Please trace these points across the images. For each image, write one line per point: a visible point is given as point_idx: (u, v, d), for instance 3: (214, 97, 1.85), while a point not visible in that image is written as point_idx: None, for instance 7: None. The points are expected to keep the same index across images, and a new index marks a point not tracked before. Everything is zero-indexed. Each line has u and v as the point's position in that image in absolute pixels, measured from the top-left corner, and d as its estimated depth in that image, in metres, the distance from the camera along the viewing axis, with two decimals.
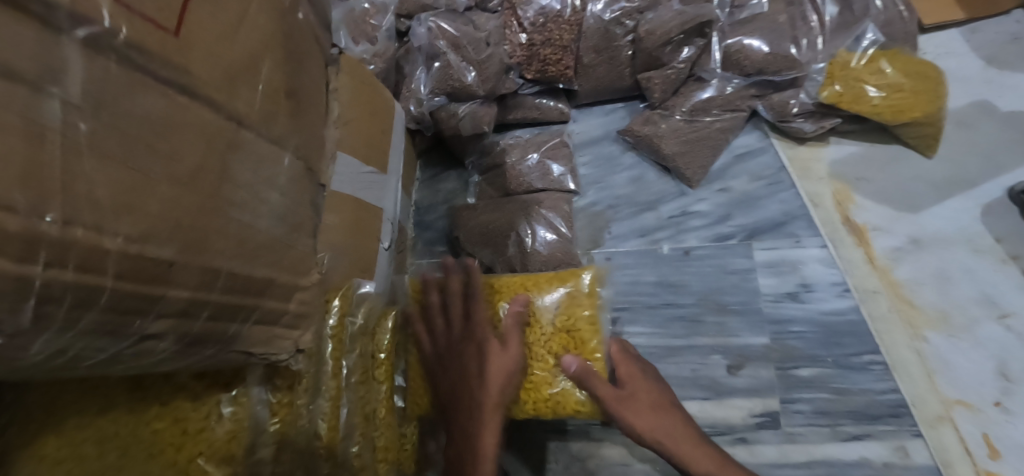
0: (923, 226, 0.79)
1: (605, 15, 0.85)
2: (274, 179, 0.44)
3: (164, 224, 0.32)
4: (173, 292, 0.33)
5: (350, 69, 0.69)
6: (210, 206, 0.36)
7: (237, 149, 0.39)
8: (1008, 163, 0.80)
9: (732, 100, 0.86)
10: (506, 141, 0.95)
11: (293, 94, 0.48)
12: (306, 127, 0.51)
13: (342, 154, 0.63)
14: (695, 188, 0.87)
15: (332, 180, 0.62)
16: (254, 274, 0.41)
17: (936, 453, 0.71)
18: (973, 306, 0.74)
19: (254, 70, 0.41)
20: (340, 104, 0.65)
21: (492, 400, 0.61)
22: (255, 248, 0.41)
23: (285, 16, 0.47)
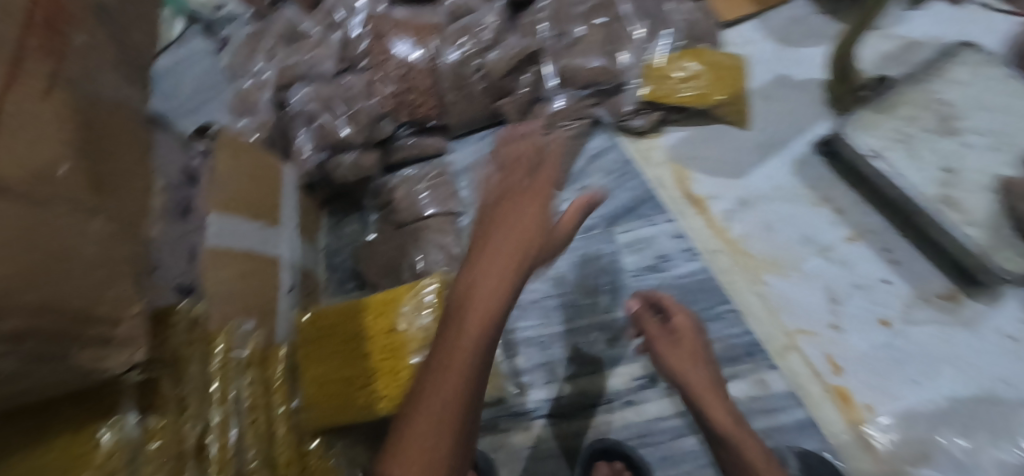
0: (749, 188, 0.92)
1: (453, 58, 1.00)
2: (93, 206, 0.40)
3: (35, 258, 0.33)
4: (50, 321, 0.35)
5: (229, 144, 0.81)
6: (36, 242, 0.33)
7: (62, 180, 0.36)
8: (808, 123, 0.95)
9: (576, 111, 0.98)
10: (394, 180, 1.05)
11: (96, 114, 0.42)
12: (124, 154, 0.47)
13: (215, 212, 0.73)
14: (560, 190, 1.00)
15: (207, 235, 0.70)
16: (64, 305, 0.36)
17: (790, 379, 0.81)
18: (800, 247, 0.87)
19: (69, 96, 0.38)
20: (217, 170, 0.76)
21: (524, 229, 0.55)
22: (76, 279, 0.37)
23: (121, 59, 0.47)
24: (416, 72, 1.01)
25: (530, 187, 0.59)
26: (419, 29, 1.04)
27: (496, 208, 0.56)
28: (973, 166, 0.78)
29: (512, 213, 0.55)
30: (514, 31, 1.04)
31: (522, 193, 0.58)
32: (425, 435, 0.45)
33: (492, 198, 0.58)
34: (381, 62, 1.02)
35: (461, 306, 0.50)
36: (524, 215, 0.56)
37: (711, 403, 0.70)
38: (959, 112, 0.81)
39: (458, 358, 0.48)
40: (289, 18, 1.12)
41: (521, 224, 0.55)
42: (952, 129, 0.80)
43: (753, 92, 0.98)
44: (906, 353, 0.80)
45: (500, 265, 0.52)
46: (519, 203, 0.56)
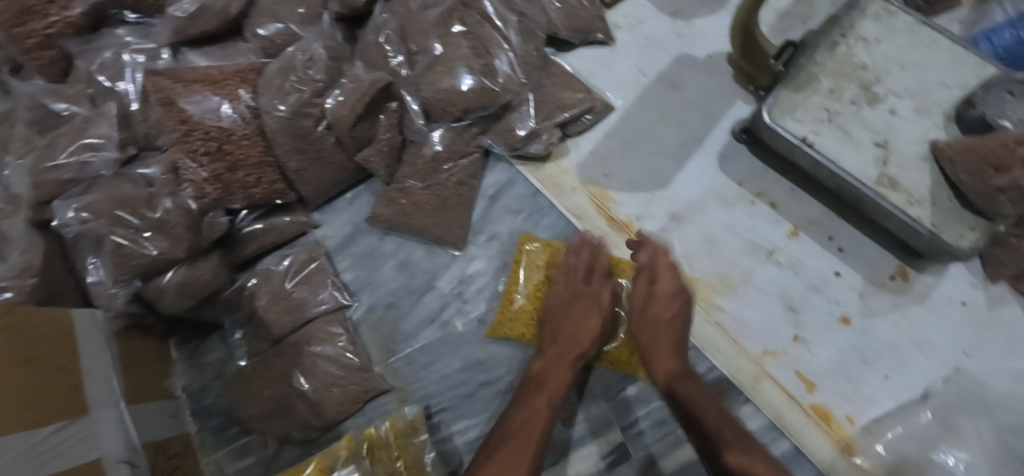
0: (677, 200, 0.80)
1: (281, 112, 0.73)
2: None
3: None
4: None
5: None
6: None
7: None
8: (720, 108, 0.82)
9: (459, 146, 0.79)
10: (253, 280, 0.81)
11: None
12: None
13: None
14: (465, 248, 0.81)
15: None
16: None
17: (770, 412, 0.71)
18: (745, 257, 0.77)
19: None
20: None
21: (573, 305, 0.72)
22: None
23: None
24: (235, 142, 0.73)
25: (584, 274, 0.74)
26: (221, 78, 0.75)
27: (561, 313, 0.72)
28: (905, 135, 0.69)
29: (589, 293, 0.73)
30: (357, 60, 0.80)
31: (576, 279, 0.74)
32: (512, 455, 0.58)
33: (562, 303, 0.73)
34: (181, 134, 0.72)
35: (533, 387, 0.66)
36: (593, 286, 0.73)
37: (693, 393, 0.64)
38: (878, 74, 0.72)
39: (534, 420, 0.62)
40: (21, 94, 0.77)
41: (574, 334, 0.70)
42: (876, 96, 0.71)
43: (655, 83, 0.85)
44: (874, 350, 0.73)
45: (590, 329, 0.70)
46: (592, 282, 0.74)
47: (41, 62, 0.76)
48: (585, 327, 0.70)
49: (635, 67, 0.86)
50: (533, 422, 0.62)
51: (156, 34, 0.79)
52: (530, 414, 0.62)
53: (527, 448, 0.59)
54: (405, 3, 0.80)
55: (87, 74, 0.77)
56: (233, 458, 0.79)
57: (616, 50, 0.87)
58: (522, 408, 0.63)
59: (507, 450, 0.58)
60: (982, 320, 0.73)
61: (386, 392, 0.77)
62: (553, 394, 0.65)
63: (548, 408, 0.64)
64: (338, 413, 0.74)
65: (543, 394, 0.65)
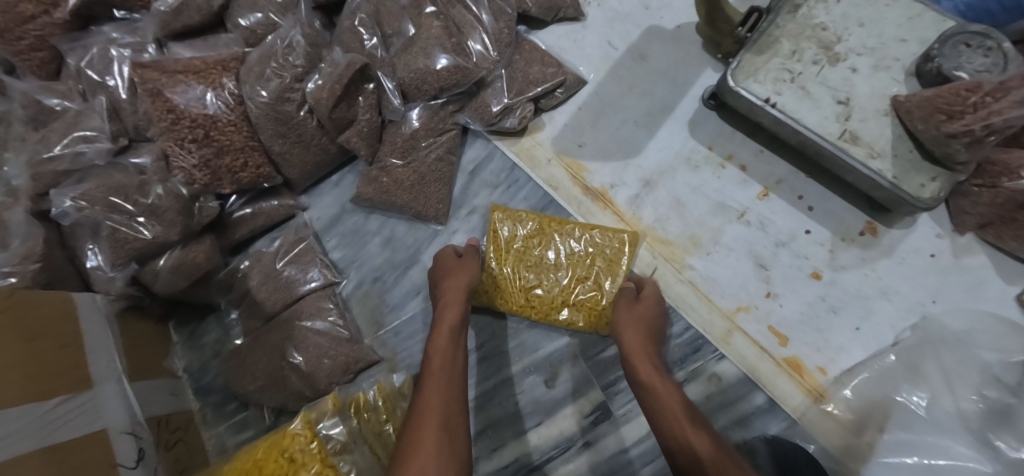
0: (648, 166, 0.82)
1: (263, 97, 0.76)
2: None
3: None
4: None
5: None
6: None
7: None
8: (688, 76, 0.85)
9: (436, 124, 0.83)
10: (245, 262, 0.85)
11: None
12: None
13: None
14: (446, 223, 0.84)
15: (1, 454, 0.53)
16: None
17: (740, 364, 0.75)
18: (715, 218, 0.79)
19: None
20: None
21: (457, 278, 0.74)
22: None
23: None
24: (221, 128, 0.77)
25: (460, 264, 0.76)
26: (205, 68, 0.77)
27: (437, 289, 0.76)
28: (865, 91, 0.72)
29: (461, 277, 0.75)
30: (334, 45, 0.83)
31: (452, 268, 0.76)
32: (437, 437, 0.54)
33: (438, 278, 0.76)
34: (169, 123, 0.75)
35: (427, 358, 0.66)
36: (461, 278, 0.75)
37: (644, 369, 0.66)
38: (838, 34, 0.74)
39: (445, 382, 0.62)
40: (15, 93, 0.80)
41: (453, 302, 0.72)
42: (835, 55, 0.73)
43: (626, 55, 0.87)
44: (841, 301, 0.75)
45: (453, 310, 0.70)
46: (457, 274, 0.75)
47: (33, 62, 0.80)
48: (462, 306, 0.71)
49: (605, 40, 0.88)
50: (449, 407, 0.58)
51: (141, 28, 0.82)
52: (431, 378, 0.62)
53: (447, 427, 0.56)
54: None
55: (77, 70, 0.80)
56: (234, 431, 0.83)
57: (586, 25, 0.89)
58: (437, 393, 0.59)
59: (421, 415, 0.57)
60: (951, 272, 0.75)
61: (375, 362, 0.80)
62: (449, 357, 0.65)
63: (450, 368, 0.64)
64: (330, 385, 0.77)
65: (440, 374, 0.62)
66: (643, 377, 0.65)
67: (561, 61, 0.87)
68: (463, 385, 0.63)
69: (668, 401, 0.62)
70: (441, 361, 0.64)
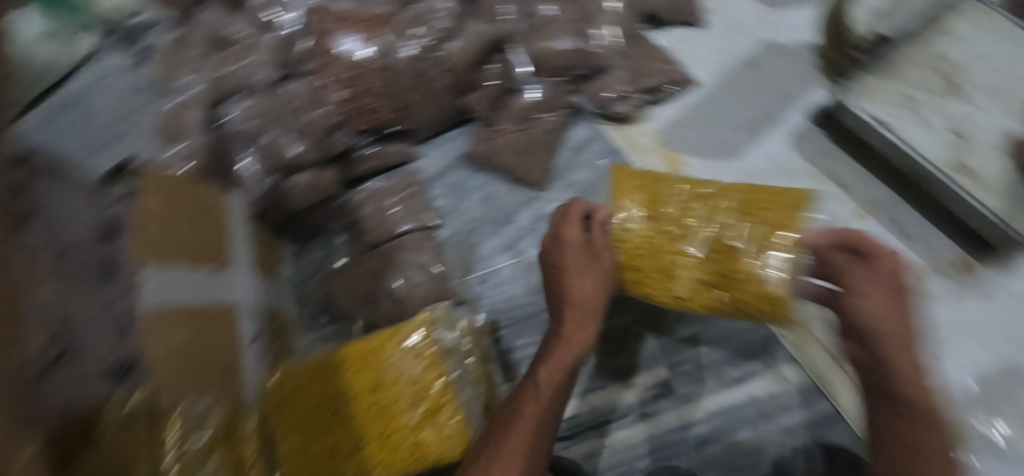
0: (747, 169, 0.86)
1: (410, 53, 0.87)
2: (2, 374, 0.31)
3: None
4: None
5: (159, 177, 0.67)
6: None
7: None
8: (799, 92, 0.88)
9: (552, 99, 0.91)
10: (360, 195, 0.93)
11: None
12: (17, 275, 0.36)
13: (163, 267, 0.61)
14: (544, 190, 0.91)
15: (168, 297, 0.61)
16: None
17: (811, 370, 0.77)
18: None
19: None
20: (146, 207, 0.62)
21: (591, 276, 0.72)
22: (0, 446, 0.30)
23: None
24: (368, 72, 0.87)
25: (587, 261, 0.73)
26: (367, 21, 0.90)
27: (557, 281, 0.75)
28: (983, 126, 0.79)
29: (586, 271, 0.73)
30: (475, 17, 0.93)
31: (578, 266, 0.73)
32: (522, 445, 0.59)
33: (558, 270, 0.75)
34: (327, 61, 0.87)
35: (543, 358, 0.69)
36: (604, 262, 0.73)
37: (905, 359, 0.59)
38: (962, 71, 0.81)
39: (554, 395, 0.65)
40: (205, 20, 0.95)
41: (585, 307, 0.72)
42: (956, 89, 0.81)
43: (740, 65, 0.92)
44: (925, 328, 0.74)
45: (586, 330, 0.70)
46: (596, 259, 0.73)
47: None
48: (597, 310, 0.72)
49: (720, 48, 0.94)
50: (541, 421, 0.62)
51: None
52: (542, 386, 0.65)
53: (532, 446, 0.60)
54: None
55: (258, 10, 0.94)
56: (324, 341, 0.92)
57: (705, 31, 0.95)
58: (535, 401, 0.63)
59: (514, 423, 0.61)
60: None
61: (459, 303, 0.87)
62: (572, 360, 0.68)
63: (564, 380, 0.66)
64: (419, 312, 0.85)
65: (547, 391, 0.64)
66: (893, 360, 0.59)
67: (676, 61, 0.93)
68: (563, 397, 0.66)
69: (895, 429, 0.57)
70: (563, 364, 0.67)
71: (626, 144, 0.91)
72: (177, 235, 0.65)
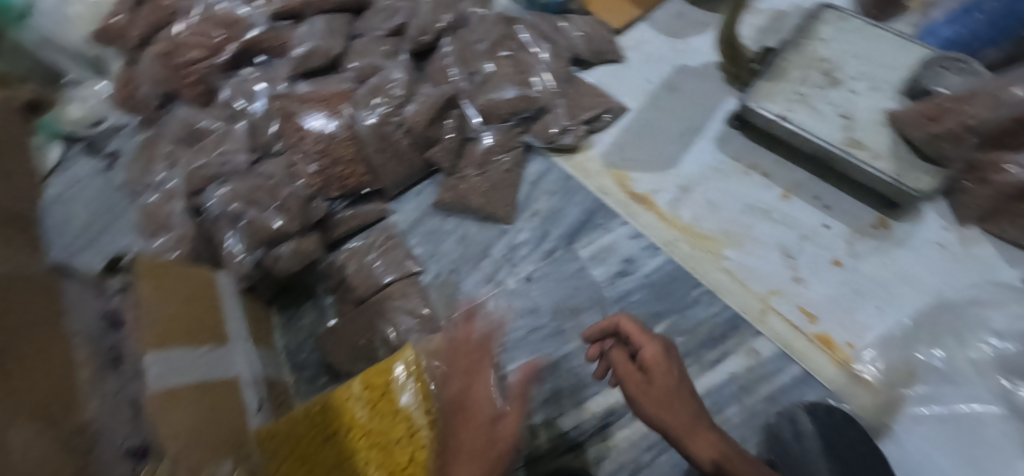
0: (685, 175, 0.97)
1: (372, 121, 0.96)
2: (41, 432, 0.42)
3: None
4: None
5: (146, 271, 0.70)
6: None
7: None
8: (714, 103, 1.03)
9: (507, 142, 1.01)
10: (343, 256, 0.99)
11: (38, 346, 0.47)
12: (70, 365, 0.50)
13: (154, 352, 0.63)
14: (512, 223, 0.99)
15: (171, 377, 0.64)
16: None
17: (777, 340, 0.84)
18: (746, 215, 0.93)
19: None
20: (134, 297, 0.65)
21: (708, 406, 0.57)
22: None
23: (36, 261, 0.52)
24: (339, 142, 0.96)
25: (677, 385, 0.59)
26: (329, 98, 0.99)
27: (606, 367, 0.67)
28: (864, 107, 0.87)
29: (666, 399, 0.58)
30: (426, 81, 1.05)
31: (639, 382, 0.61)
32: None
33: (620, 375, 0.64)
34: (296, 139, 0.96)
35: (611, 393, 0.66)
36: (670, 381, 0.59)
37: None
38: (837, 63, 0.91)
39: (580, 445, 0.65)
40: (181, 116, 1.04)
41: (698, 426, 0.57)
42: (836, 80, 0.90)
43: (662, 88, 1.06)
44: (864, 284, 0.85)
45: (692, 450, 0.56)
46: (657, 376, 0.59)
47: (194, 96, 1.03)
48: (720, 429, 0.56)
49: (642, 77, 1.08)
50: None
51: (276, 70, 1.05)
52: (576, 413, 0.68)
53: None
54: (464, 38, 1.06)
55: (226, 103, 1.03)
56: None
57: (626, 65, 1.10)
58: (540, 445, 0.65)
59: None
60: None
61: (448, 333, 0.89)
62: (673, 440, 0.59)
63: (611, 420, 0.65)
64: None
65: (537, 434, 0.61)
66: None
67: (608, 93, 1.07)
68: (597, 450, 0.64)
69: None
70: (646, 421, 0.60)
71: (579, 170, 1.02)
72: (172, 319, 0.69)
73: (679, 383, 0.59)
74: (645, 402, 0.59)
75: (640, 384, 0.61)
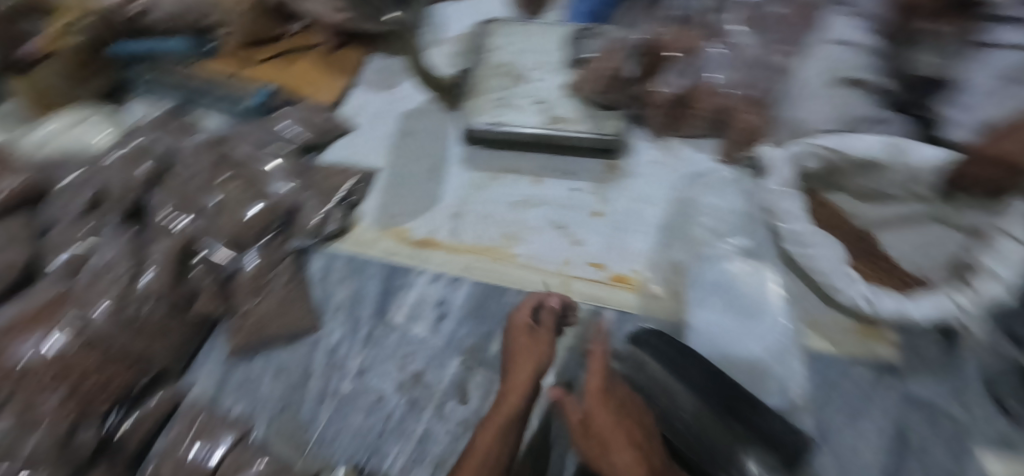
0: (450, 204, 1.03)
1: (101, 313, 0.83)
2: None
3: None
4: None
5: None
6: None
7: None
8: (444, 132, 1.11)
9: (274, 254, 0.95)
10: (150, 463, 0.76)
11: None
12: None
13: None
14: (319, 328, 0.95)
15: None
16: None
17: (586, 299, 0.89)
18: (513, 211, 1.01)
19: None
20: None
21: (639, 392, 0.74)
22: None
23: None
24: (75, 353, 0.79)
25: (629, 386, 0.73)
26: (34, 314, 0.82)
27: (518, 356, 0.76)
28: (547, 89, 1.02)
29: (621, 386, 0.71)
30: (153, 240, 0.93)
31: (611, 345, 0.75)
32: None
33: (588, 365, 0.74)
34: (15, 380, 0.75)
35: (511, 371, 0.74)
36: (624, 390, 0.72)
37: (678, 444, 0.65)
38: (513, 63, 1.06)
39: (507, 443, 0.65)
40: None
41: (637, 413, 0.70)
42: (519, 76, 1.04)
43: (396, 139, 1.11)
44: (622, 218, 0.97)
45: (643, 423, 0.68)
46: (598, 411, 0.67)
47: None
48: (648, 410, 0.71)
49: (375, 135, 1.12)
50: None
51: None
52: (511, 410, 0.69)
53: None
54: (175, 180, 0.98)
55: None
56: None
57: (356, 132, 1.13)
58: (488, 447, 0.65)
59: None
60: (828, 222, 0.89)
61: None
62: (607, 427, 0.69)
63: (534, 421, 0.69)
64: None
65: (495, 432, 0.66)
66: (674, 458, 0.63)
67: (354, 163, 1.09)
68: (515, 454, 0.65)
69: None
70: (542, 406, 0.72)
71: (358, 244, 1.01)
72: None
73: (629, 391, 0.72)
74: (604, 401, 0.69)
75: (583, 427, 0.67)
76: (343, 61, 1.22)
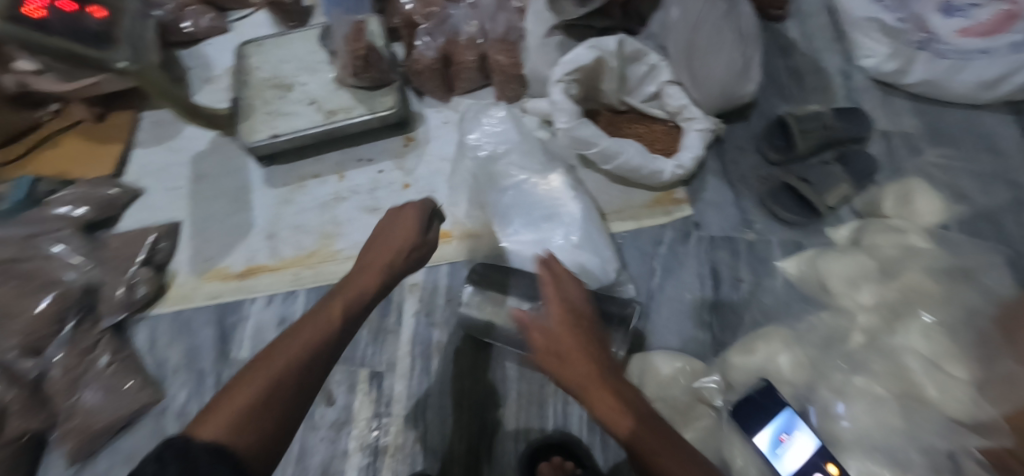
0: (263, 227, 1.02)
1: None
2: None
3: None
4: None
5: None
6: None
7: None
8: (240, 161, 1.09)
9: (82, 340, 0.86)
10: None
11: None
12: None
13: None
14: (162, 396, 0.88)
15: None
16: None
17: None
18: (327, 210, 1.02)
19: None
20: None
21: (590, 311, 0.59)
22: None
23: None
24: None
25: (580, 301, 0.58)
26: None
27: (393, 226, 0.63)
28: (319, 89, 1.04)
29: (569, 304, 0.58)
30: None
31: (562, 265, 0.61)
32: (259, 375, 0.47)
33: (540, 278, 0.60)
34: None
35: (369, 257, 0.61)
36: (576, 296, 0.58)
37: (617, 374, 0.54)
38: (279, 75, 1.06)
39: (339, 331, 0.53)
40: None
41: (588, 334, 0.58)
42: (287, 85, 1.05)
43: (192, 185, 1.07)
44: (429, 181, 1.03)
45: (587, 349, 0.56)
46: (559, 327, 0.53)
47: None
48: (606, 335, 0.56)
49: (168, 190, 1.07)
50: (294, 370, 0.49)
51: None
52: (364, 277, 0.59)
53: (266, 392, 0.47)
54: None
55: None
56: None
57: (148, 193, 1.07)
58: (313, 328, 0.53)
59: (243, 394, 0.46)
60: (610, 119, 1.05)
61: None
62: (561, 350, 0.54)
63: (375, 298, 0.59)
64: None
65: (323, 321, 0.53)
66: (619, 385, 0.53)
67: (155, 223, 1.03)
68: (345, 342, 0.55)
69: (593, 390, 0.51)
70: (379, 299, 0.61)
71: (179, 299, 0.96)
72: None
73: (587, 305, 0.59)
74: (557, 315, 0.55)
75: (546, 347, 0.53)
76: (112, 125, 1.13)
